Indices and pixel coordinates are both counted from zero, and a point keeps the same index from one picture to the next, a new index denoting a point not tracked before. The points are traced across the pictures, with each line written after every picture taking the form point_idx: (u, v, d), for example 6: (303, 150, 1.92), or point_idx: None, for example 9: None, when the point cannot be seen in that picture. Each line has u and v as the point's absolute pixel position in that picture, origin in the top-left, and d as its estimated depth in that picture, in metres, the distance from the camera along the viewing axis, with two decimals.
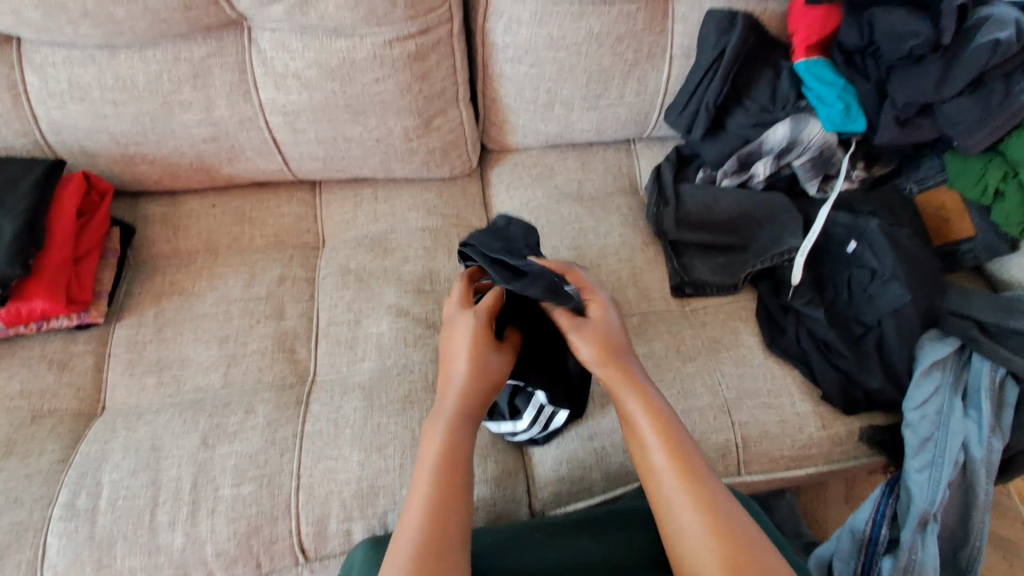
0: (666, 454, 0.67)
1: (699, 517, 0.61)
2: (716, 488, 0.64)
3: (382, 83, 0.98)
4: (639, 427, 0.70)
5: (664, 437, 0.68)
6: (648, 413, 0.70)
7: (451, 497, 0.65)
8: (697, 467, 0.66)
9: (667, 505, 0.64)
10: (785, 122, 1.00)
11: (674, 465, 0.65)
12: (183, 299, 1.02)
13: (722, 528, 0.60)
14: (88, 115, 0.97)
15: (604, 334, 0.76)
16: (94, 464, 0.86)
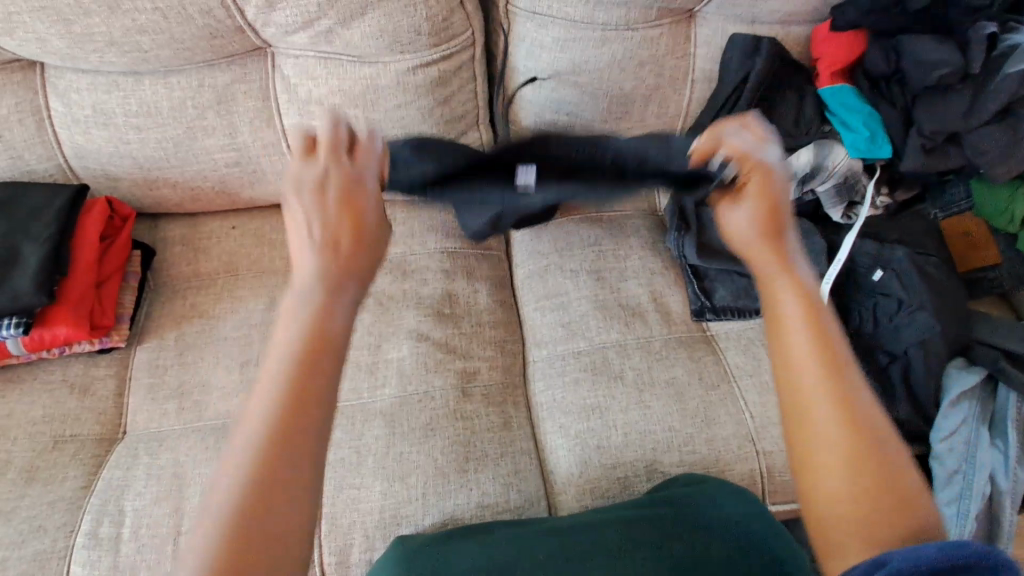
0: (818, 360, 0.46)
1: (848, 428, 0.43)
2: (878, 429, 0.44)
3: (404, 109, 0.98)
4: (784, 310, 0.49)
5: (820, 338, 0.46)
6: (799, 299, 0.49)
7: (304, 395, 0.42)
8: (859, 390, 0.45)
9: (801, 379, 0.46)
10: (808, 147, 0.98)
11: (821, 368, 0.45)
12: (204, 322, 1.02)
13: (870, 460, 0.42)
14: (111, 140, 0.97)
15: (764, 212, 0.56)
16: (117, 491, 0.86)
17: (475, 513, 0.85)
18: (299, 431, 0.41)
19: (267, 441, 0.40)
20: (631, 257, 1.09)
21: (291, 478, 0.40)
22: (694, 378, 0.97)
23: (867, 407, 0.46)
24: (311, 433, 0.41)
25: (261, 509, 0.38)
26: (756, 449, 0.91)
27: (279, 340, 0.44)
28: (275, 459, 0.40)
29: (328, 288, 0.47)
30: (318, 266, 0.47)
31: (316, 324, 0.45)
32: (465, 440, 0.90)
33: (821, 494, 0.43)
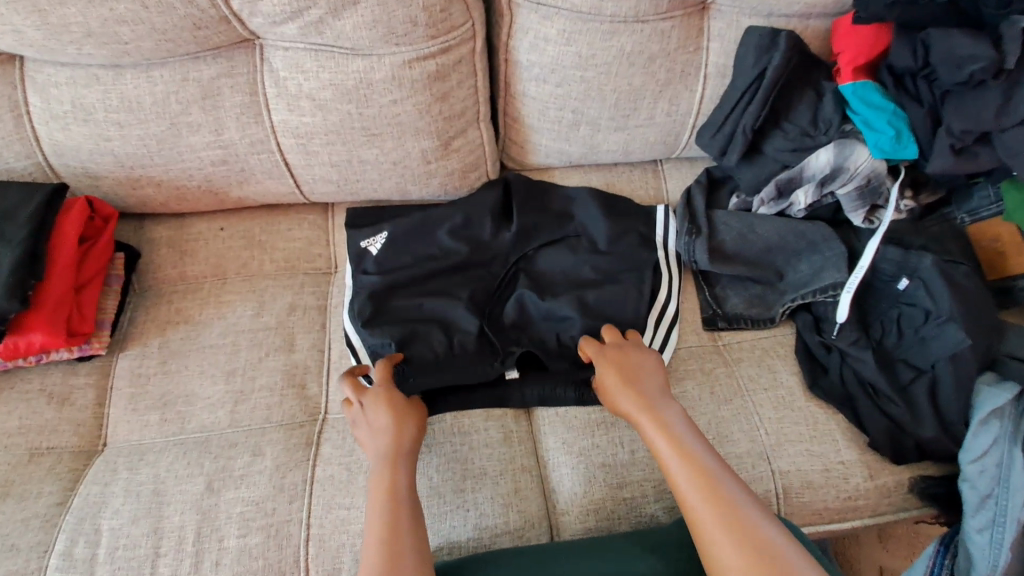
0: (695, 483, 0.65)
1: (735, 534, 0.60)
2: (746, 508, 0.63)
3: (400, 105, 0.93)
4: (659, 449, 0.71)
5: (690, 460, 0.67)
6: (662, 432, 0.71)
7: (396, 501, 0.68)
8: (736, 500, 0.63)
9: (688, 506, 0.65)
10: (829, 147, 0.93)
11: (704, 492, 0.64)
12: (189, 328, 0.97)
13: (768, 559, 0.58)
14: (92, 137, 0.92)
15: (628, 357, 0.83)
16: (94, 509, 0.82)
17: (472, 536, 0.80)
18: (404, 520, 0.67)
19: (392, 531, 0.65)
20: None
21: (414, 551, 0.64)
22: (705, 392, 0.91)
23: (743, 506, 0.63)
24: (410, 513, 0.68)
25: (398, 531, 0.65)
26: (771, 468, 0.85)
27: (380, 478, 0.71)
28: (402, 535, 0.65)
29: (394, 464, 0.73)
30: (390, 424, 0.76)
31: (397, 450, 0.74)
32: (462, 458, 0.85)
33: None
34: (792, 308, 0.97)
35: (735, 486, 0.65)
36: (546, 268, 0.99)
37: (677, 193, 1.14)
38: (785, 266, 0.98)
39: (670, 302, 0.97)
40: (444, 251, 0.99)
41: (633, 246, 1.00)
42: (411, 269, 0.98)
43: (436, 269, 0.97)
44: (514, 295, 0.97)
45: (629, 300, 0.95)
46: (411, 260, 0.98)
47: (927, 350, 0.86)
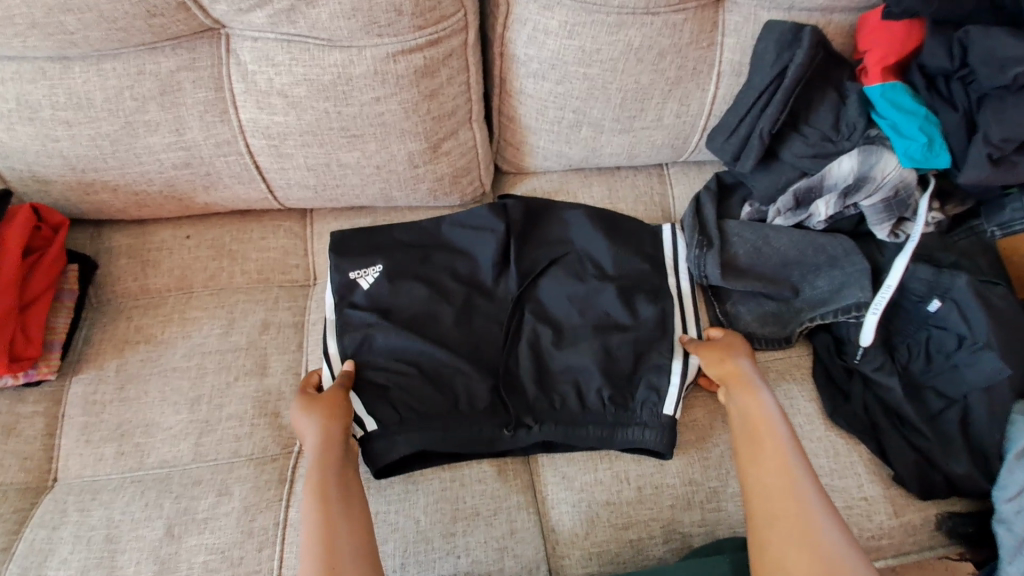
0: (774, 474, 0.66)
1: (800, 528, 0.61)
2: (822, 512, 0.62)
3: (384, 103, 0.83)
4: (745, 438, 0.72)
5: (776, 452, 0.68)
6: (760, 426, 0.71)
7: (326, 496, 0.65)
8: (812, 503, 0.63)
9: (755, 491, 0.67)
10: (853, 153, 0.86)
11: (782, 486, 0.65)
12: (150, 349, 0.88)
13: (813, 539, 0.59)
14: (37, 138, 0.82)
15: (733, 351, 0.81)
16: (39, 558, 0.73)
17: None
18: (335, 511, 0.64)
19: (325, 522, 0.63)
20: None
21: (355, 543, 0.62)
22: (717, 421, 0.84)
23: (820, 511, 0.62)
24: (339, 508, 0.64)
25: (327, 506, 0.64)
26: None
27: (314, 476, 0.67)
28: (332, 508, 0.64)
29: (324, 462, 0.68)
30: (320, 421, 0.72)
31: (332, 450, 0.70)
32: (452, 497, 0.78)
33: None
34: (811, 328, 0.90)
35: (820, 493, 0.64)
36: (553, 305, 0.90)
37: (684, 200, 1.07)
38: (801, 282, 0.91)
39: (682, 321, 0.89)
40: (444, 289, 0.89)
41: (638, 261, 0.92)
42: (405, 308, 0.87)
43: (433, 310, 0.87)
44: (520, 339, 0.87)
45: (636, 324, 0.87)
46: (410, 296, 0.88)
47: (959, 378, 0.80)
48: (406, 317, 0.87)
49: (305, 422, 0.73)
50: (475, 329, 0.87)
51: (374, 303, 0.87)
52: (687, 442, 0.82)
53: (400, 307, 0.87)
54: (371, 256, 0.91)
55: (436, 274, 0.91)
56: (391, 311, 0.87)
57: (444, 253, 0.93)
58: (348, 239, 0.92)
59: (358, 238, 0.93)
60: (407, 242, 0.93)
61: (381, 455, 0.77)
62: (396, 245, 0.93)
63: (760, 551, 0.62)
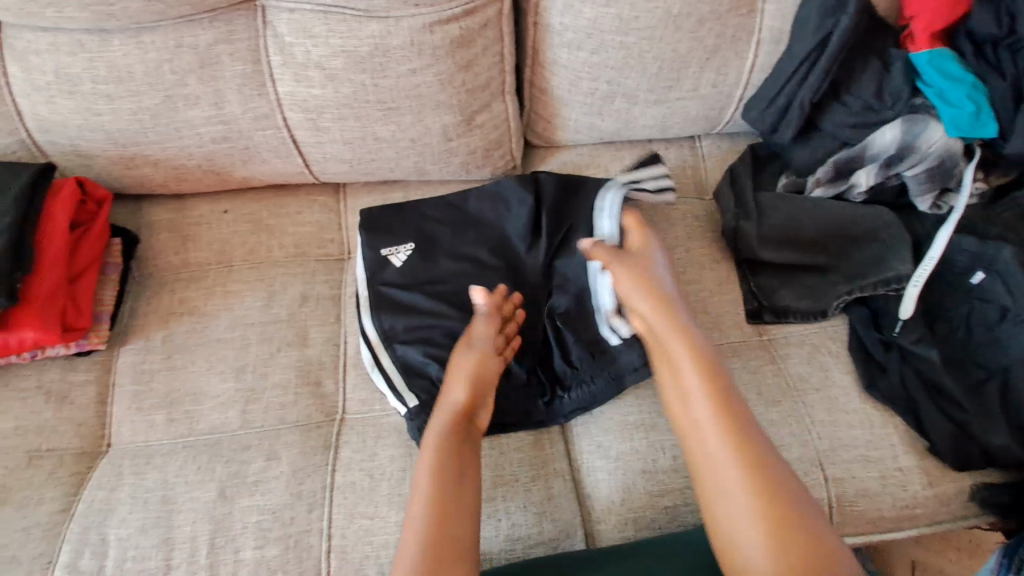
0: (740, 459, 0.63)
1: (764, 490, 0.61)
2: (781, 474, 0.63)
3: (420, 75, 0.83)
4: (694, 417, 0.67)
5: (745, 433, 0.65)
6: (714, 403, 0.67)
7: (445, 459, 0.69)
8: (772, 461, 0.64)
9: (719, 477, 0.63)
10: (896, 124, 0.85)
11: (758, 474, 0.62)
12: (194, 321, 0.90)
13: (797, 530, 0.59)
14: (79, 112, 0.83)
15: (638, 274, 0.78)
16: (100, 517, 0.76)
17: (503, 548, 0.75)
18: (450, 469, 0.68)
19: (439, 474, 0.68)
20: (676, 249, 0.97)
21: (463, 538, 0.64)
22: (752, 393, 0.84)
23: (785, 472, 0.63)
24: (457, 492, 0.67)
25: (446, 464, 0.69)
26: (824, 474, 0.79)
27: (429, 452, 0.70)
28: (446, 467, 0.68)
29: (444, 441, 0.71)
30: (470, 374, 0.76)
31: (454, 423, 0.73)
32: (492, 464, 0.80)
33: (740, 541, 0.60)
34: (846, 302, 0.89)
35: (774, 452, 0.65)
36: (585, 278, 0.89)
37: (717, 173, 1.05)
38: (839, 255, 0.90)
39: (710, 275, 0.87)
40: (470, 261, 0.90)
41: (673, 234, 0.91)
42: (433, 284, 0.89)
43: (462, 283, 0.89)
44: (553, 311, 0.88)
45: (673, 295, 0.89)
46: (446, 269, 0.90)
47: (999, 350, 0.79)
48: (435, 289, 0.88)
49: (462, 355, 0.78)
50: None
51: (403, 277, 0.89)
52: None
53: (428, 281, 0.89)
54: (398, 231, 0.92)
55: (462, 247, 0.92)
56: (429, 286, 0.89)
57: (472, 225, 0.93)
58: (377, 215, 0.94)
59: (387, 213, 0.94)
60: (434, 216, 0.94)
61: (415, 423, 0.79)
62: (424, 218, 0.94)
63: (732, 542, 0.61)
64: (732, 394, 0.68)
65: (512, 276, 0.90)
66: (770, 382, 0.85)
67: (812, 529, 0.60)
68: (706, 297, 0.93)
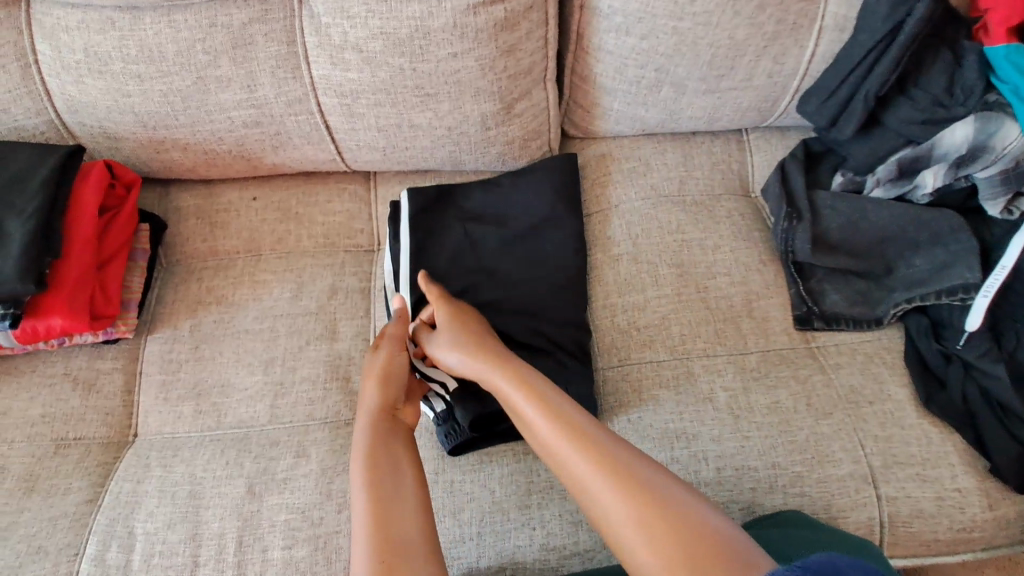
0: (589, 460, 0.57)
1: (615, 488, 0.54)
2: (632, 467, 0.56)
3: (461, 59, 0.79)
4: (537, 429, 0.63)
5: (574, 436, 0.59)
6: (545, 410, 0.63)
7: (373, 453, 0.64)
8: (616, 456, 0.57)
9: (586, 483, 0.57)
10: (968, 121, 0.79)
11: (601, 469, 0.56)
12: (222, 311, 0.88)
13: (674, 522, 0.51)
14: (109, 93, 0.81)
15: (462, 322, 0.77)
16: (126, 510, 0.75)
17: (538, 557, 0.72)
18: (382, 459, 0.64)
19: (371, 464, 0.63)
20: (721, 249, 0.92)
21: (406, 513, 0.59)
22: (802, 404, 0.80)
23: (628, 466, 0.56)
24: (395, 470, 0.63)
25: (376, 455, 0.64)
26: (877, 492, 0.75)
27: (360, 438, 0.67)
28: (377, 458, 0.64)
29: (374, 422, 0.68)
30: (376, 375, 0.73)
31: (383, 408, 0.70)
32: (527, 469, 0.77)
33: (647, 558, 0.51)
34: (904, 310, 0.84)
35: (604, 445, 0.58)
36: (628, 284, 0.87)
37: (764, 169, 1.00)
38: (897, 260, 0.86)
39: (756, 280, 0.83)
40: (508, 255, 0.88)
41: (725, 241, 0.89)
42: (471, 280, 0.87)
43: (501, 279, 0.87)
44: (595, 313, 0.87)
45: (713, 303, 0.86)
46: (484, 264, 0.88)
47: None
48: (476, 285, 0.87)
49: (438, 347, 0.76)
50: (538, 297, 0.86)
51: (439, 271, 0.87)
52: (770, 423, 0.79)
53: (468, 276, 0.87)
54: (437, 224, 0.90)
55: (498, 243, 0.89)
56: (468, 281, 0.86)
57: (512, 220, 0.91)
58: (415, 201, 0.90)
59: (424, 202, 0.90)
60: (475, 208, 0.92)
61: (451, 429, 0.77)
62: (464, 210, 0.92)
63: (628, 548, 0.52)
64: (558, 407, 0.63)
65: (551, 274, 0.88)
66: (820, 393, 0.81)
67: (703, 521, 0.51)
68: (752, 301, 0.88)
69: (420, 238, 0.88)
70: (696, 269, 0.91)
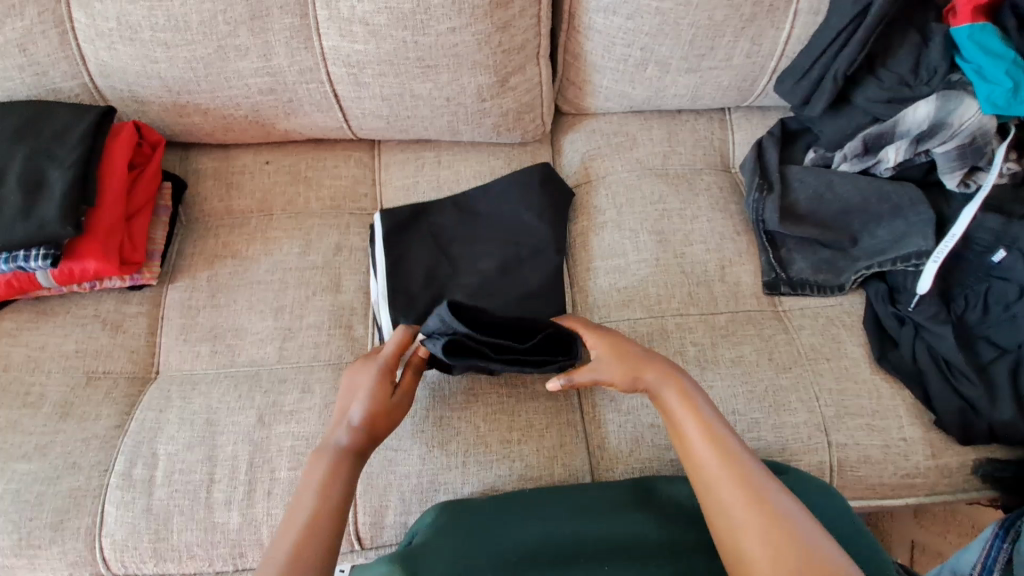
0: (741, 485, 0.59)
1: (721, 458, 0.62)
2: (740, 451, 0.63)
3: (459, 33, 0.86)
4: (696, 448, 0.64)
5: (729, 460, 0.61)
6: (709, 435, 0.64)
7: (327, 489, 0.65)
8: (723, 437, 0.64)
9: (725, 500, 0.59)
10: (930, 99, 0.85)
11: (747, 492, 0.58)
12: (237, 263, 0.96)
13: (806, 556, 0.52)
14: (137, 58, 0.88)
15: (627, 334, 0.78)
16: (150, 433, 0.83)
17: (517, 485, 0.81)
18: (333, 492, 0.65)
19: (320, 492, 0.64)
20: (698, 218, 0.99)
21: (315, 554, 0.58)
22: (763, 359, 0.87)
23: (736, 447, 0.63)
24: (337, 514, 0.63)
25: (327, 486, 0.65)
26: (828, 439, 0.82)
27: (317, 469, 0.67)
28: (329, 494, 0.64)
29: (341, 460, 0.68)
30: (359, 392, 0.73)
31: (359, 445, 0.70)
32: (509, 409, 0.84)
33: (734, 527, 0.57)
34: (864, 276, 0.91)
35: (722, 426, 0.65)
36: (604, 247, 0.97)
37: (744, 146, 1.06)
38: (861, 231, 0.92)
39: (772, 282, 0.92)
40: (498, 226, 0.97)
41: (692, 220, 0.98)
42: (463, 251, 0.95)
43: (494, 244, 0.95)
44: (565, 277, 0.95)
45: (684, 277, 0.94)
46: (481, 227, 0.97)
47: (1014, 329, 0.81)
48: (464, 257, 0.94)
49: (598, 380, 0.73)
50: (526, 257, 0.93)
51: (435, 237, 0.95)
52: (733, 373, 0.86)
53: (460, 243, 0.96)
54: (415, 240, 0.94)
55: (473, 238, 0.96)
56: (461, 245, 0.95)
57: (503, 190, 0.99)
58: (387, 223, 0.94)
59: (397, 224, 0.94)
60: (446, 228, 0.96)
61: (438, 329, 0.75)
62: (437, 229, 0.96)
63: (752, 567, 0.54)
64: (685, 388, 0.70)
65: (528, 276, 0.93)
66: (781, 349, 0.88)
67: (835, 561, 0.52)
68: (725, 266, 0.95)
69: (395, 253, 0.92)
70: (674, 236, 0.97)
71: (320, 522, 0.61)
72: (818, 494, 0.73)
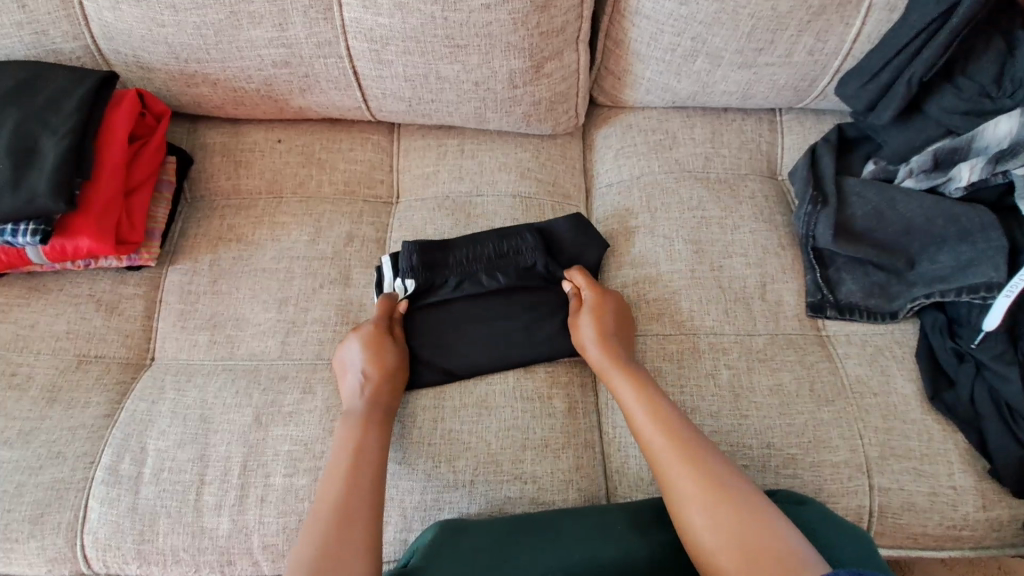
0: (680, 455, 0.64)
1: (672, 443, 0.66)
2: (688, 433, 0.67)
3: (493, 11, 0.78)
4: (645, 433, 0.69)
5: (669, 434, 0.67)
6: (650, 411, 0.70)
7: (361, 456, 0.67)
8: (673, 421, 0.68)
9: (668, 470, 0.64)
10: (1014, 114, 0.76)
11: (688, 465, 0.63)
12: (241, 248, 0.90)
13: (749, 524, 0.56)
14: (143, 21, 0.81)
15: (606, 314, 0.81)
16: (139, 427, 0.78)
17: (527, 509, 0.75)
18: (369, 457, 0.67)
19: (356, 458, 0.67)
20: (739, 228, 0.91)
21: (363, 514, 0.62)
22: (804, 389, 0.80)
23: (685, 430, 0.67)
24: (372, 476, 0.66)
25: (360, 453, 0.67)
26: (870, 482, 0.75)
27: (349, 432, 0.70)
28: (365, 459, 0.67)
29: (365, 425, 0.70)
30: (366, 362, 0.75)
31: (373, 404, 0.73)
32: (523, 427, 0.78)
33: (686, 509, 0.61)
34: (922, 305, 0.83)
35: (675, 413, 0.70)
36: (635, 255, 0.90)
37: (794, 152, 0.98)
38: (920, 255, 0.84)
39: (823, 308, 0.85)
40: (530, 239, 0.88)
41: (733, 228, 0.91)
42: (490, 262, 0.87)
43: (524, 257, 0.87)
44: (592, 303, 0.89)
45: (720, 292, 0.86)
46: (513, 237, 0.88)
47: None
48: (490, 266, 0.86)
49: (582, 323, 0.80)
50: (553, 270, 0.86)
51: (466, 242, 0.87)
52: (769, 402, 0.79)
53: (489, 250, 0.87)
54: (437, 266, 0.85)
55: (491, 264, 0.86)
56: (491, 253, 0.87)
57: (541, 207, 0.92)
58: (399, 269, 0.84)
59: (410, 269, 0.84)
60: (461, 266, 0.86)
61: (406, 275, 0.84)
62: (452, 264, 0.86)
63: (693, 530, 0.59)
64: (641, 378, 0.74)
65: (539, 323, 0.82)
66: (824, 377, 0.81)
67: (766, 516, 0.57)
68: (766, 283, 0.87)
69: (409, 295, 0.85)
70: (712, 246, 0.89)
71: (364, 485, 0.65)
72: (847, 533, 0.66)
